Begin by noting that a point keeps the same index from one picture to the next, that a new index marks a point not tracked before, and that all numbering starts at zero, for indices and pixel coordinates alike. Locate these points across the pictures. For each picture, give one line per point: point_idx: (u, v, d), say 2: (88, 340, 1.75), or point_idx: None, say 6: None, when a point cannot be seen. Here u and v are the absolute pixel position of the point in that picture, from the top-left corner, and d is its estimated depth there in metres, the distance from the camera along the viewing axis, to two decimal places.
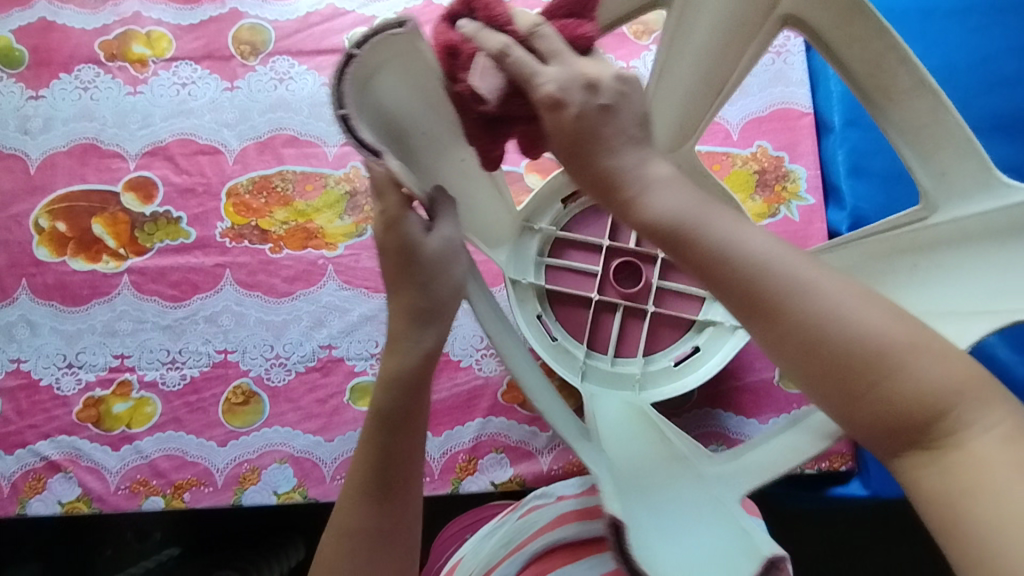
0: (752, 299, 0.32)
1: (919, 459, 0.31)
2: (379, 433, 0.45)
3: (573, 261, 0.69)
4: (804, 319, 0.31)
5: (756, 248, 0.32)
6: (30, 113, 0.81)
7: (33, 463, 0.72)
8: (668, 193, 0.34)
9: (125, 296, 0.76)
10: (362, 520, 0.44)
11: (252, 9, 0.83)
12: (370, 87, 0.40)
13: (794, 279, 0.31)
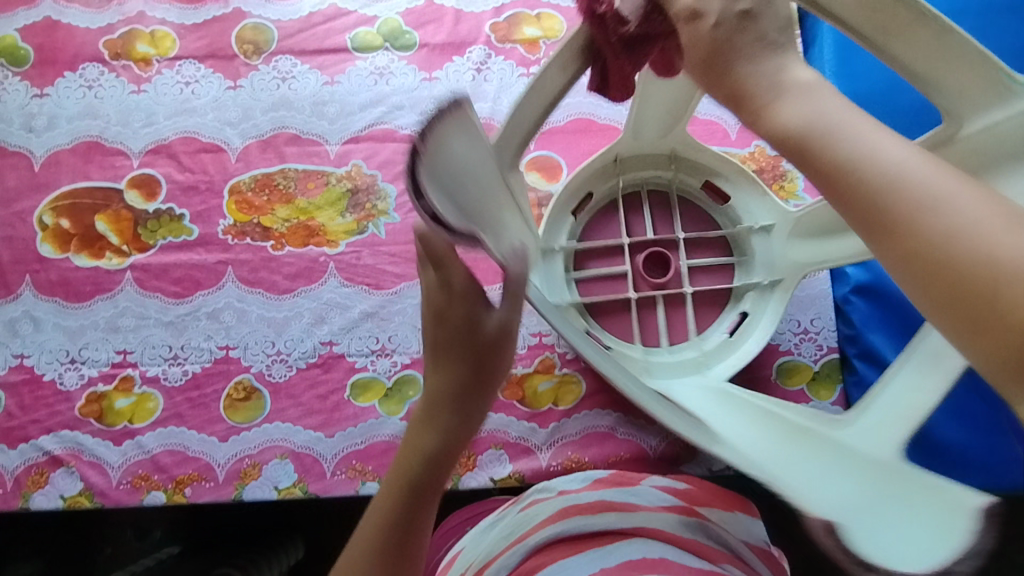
0: (871, 206, 0.26)
1: None
2: (399, 505, 0.37)
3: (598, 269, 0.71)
4: (926, 230, 0.24)
5: (891, 156, 0.26)
6: (35, 111, 0.81)
7: (35, 458, 0.73)
8: (805, 101, 0.29)
9: (128, 292, 0.77)
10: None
11: (255, 8, 0.83)
12: (440, 159, 0.35)
13: (933, 187, 0.25)
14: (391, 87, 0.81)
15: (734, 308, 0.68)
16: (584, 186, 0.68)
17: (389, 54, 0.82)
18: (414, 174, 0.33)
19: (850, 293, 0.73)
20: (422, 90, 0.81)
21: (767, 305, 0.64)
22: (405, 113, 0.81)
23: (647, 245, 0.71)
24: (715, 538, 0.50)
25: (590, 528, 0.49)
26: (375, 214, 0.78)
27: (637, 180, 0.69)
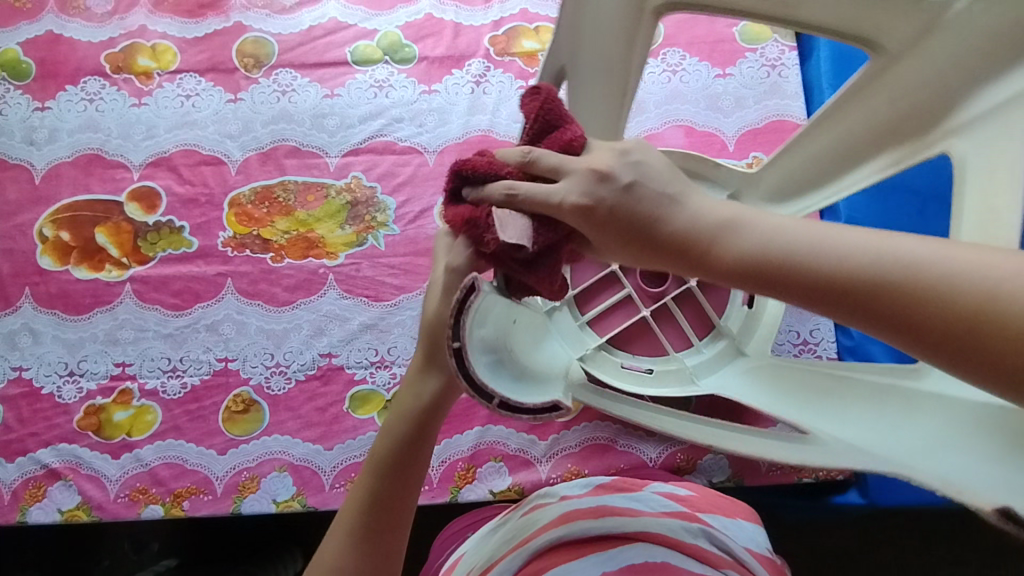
0: (837, 296, 0.28)
1: None
2: (379, 474, 0.47)
3: (603, 302, 0.71)
4: (904, 300, 0.26)
5: (842, 249, 0.28)
6: (36, 124, 0.82)
7: (33, 471, 0.72)
8: (740, 232, 0.31)
9: (127, 305, 0.77)
10: (354, 561, 0.46)
11: (256, 22, 0.84)
12: (480, 328, 0.40)
13: (893, 261, 0.27)
14: (390, 100, 0.82)
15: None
16: None
17: (389, 67, 0.83)
18: (458, 337, 0.38)
19: None
20: (421, 103, 0.82)
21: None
22: (404, 125, 0.81)
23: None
24: (717, 543, 0.50)
25: (591, 531, 0.49)
26: (374, 225, 0.78)
27: None
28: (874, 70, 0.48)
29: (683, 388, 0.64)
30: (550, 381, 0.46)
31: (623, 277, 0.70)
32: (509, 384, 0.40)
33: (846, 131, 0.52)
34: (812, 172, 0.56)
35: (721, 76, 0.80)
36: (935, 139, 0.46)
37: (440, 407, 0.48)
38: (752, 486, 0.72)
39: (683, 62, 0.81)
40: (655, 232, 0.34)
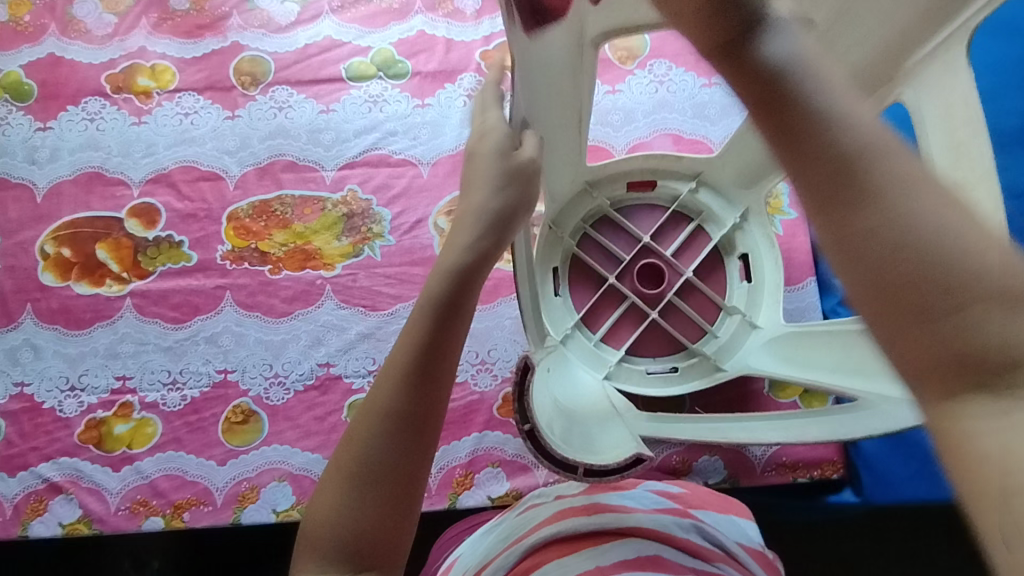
0: (846, 173, 0.26)
1: (973, 410, 0.23)
2: (425, 318, 0.40)
3: (609, 318, 0.71)
4: (897, 219, 0.25)
5: (855, 130, 0.27)
6: (38, 144, 0.84)
7: (34, 485, 0.73)
8: (798, 65, 0.30)
9: (127, 319, 0.78)
10: (399, 402, 0.37)
11: (253, 42, 0.86)
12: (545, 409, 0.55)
13: (921, 193, 0.25)
14: (384, 114, 0.84)
15: (730, 259, 0.71)
16: (546, 265, 0.70)
17: (383, 82, 0.85)
18: (528, 423, 0.54)
19: (838, 305, 0.74)
20: (415, 116, 0.84)
21: (757, 238, 0.70)
22: (398, 138, 0.83)
23: (627, 269, 0.72)
24: (709, 538, 0.51)
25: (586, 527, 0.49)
26: (371, 237, 0.80)
27: (579, 223, 0.71)
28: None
29: (716, 377, 0.67)
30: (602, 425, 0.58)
31: (622, 289, 0.71)
32: (579, 447, 0.55)
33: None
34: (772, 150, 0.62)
35: (707, 85, 0.82)
36: (885, 93, 0.51)
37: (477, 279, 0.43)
38: (749, 488, 0.73)
39: (669, 73, 0.83)
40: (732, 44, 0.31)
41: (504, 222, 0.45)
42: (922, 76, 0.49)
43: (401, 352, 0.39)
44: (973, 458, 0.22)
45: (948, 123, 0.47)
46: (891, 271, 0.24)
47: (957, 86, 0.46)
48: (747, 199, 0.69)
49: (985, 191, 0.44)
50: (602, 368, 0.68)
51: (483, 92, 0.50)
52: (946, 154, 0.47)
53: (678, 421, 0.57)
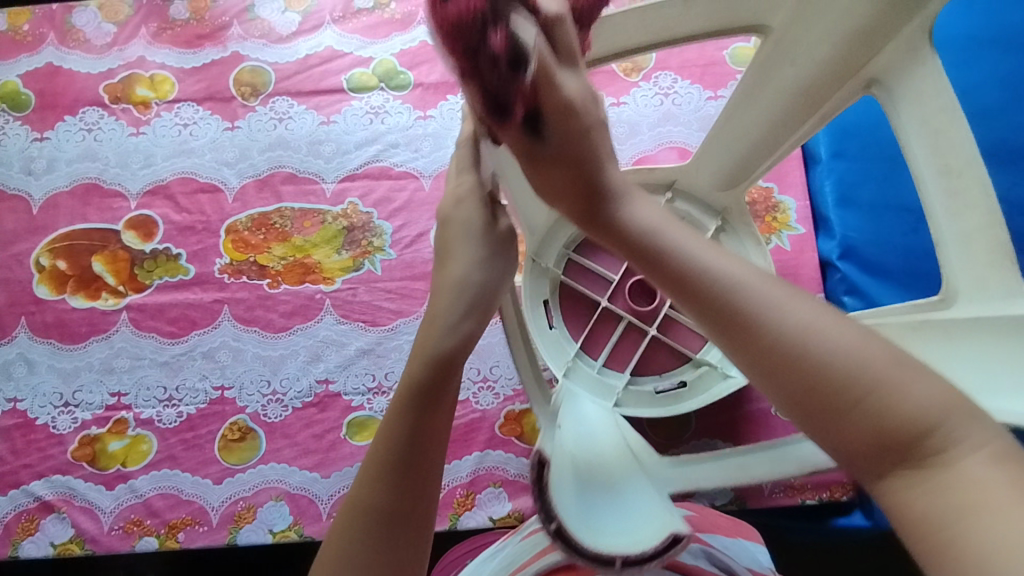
0: (727, 317, 0.31)
1: (904, 483, 0.28)
2: (405, 411, 0.39)
3: (611, 340, 0.70)
4: (781, 346, 0.29)
5: (715, 262, 0.32)
6: (34, 154, 0.82)
7: (26, 504, 0.72)
8: (640, 205, 0.36)
9: (123, 333, 0.77)
10: (382, 499, 0.38)
11: (253, 52, 0.85)
12: (563, 497, 0.48)
13: (797, 320, 0.29)
14: (385, 125, 0.83)
15: None
16: (536, 297, 0.70)
17: (384, 94, 0.83)
18: (554, 519, 0.47)
19: None
20: (416, 128, 0.82)
21: (744, 238, 0.67)
22: (400, 151, 0.82)
23: (618, 288, 0.72)
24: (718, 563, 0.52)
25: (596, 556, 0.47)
26: (371, 250, 0.78)
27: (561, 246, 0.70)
28: (770, 48, 0.49)
29: (725, 384, 0.66)
30: (630, 492, 0.48)
31: (616, 309, 0.70)
32: (612, 534, 0.47)
33: (767, 106, 0.53)
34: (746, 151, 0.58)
35: (712, 98, 0.81)
36: (853, 86, 0.46)
37: (456, 358, 0.41)
38: (757, 511, 0.72)
39: (674, 85, 0.82)
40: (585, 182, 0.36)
41: (484, 298, 0.44)
42: (889, 69, 0.43)
43: (383, 442, 0.39)
44: (902, 516, 0.28)
45: (923, 113, 0.41)
46: (794, 386, 0.29)
47: (927, 75, 0.40)
48: (726, 200, 0.66)
49: (973, 180, 0.39)
50: (611, 396, 0.67)
51: (456, 155, 0.49)
52: (925, 145, 0.41)
53: (695, 460, 0.51)
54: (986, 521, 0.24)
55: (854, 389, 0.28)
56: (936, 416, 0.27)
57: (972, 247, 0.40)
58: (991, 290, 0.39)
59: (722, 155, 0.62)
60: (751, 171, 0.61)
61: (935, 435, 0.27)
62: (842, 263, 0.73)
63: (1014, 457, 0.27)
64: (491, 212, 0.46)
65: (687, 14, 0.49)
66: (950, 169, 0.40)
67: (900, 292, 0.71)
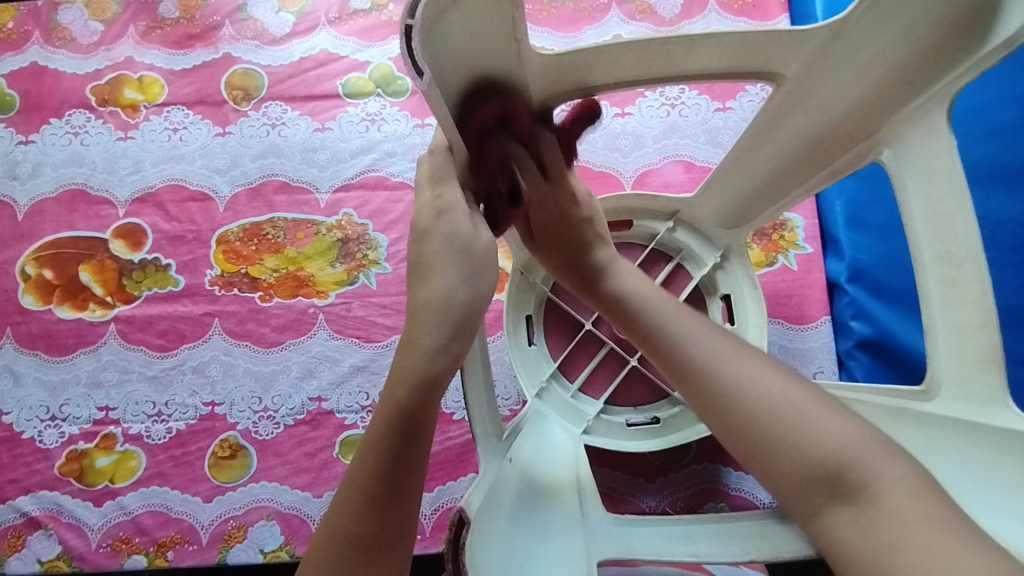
0: (683, 367, 0.42)
1: (841, 513, 0.34)
2: (390, 434, 0.37)
3: (588, 365, 0.70)
4: (727, 395, 0.39)
5: (678, 321, 0.45)
6: (19, 158, 0.80)
7: (12, 519, 0.70)
8: (624, 273, 0.51)
9: (111, 346, 0.75)
10: (362, 527, 0.36)
11: (245, 54, 0.82)
12: (483, 556, 0.38)
13: (733, 371, 0.40)
14: (382, 134, 0.80)
15: (712, 300, 0.69)
16: (518, 313, 0.70)
17: (381, 100, 0.81)
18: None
19: (854, 348, 0.70)
20: (414, 137, 0.80)
21: (739, 278, 0.67)
22: (396, 160, 0.79)
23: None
24: None
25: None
26: (366, 264, 0.76)
27: None
28: (783, 97, 0.48)
29: (697, 429, 0.65)
30: (560, 547, 0.43)
31: (599, 334, 0.70)
32: None
33: (777, 153, 0.54)
34: (752, 193, 0.59)
35: (721, 109, 0.78)
36: (862, 149, 0.47)
37: (437, 384, 0.39)
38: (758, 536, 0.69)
39: (681, 96, 0.79)
40: (582, 260, 0.52)
41: (471, 321, 0.41)
42: (903, 137, 0.43)
43: (363, 468, 0.37)
44: (837, 549, 0.34)
45: (930, 191, 0.40)
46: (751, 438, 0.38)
47: (940, 151, 0.39)
48: (727, 238, 0.67)
49: (972, 274, 0.39)
50: (581, 423, 0.67)
51: (431, 160, 0.44)
52: (929, 219, 0.41)
53: (647, 526, 0.45)
54: (909, 551, 0.30)
55: (791, 437, 0.36)
56: (859, 452, 0.34)
57: (962, 344, 0.40)
58: (974, 390, 0.40)
59: (725, 195, 0.63)
60: (754, 213, 0.62)
61: (861, 468, 0.34)
62: (850, 285, 0.71)
63: (929, 489, 0.33)
64: (475, 224, 0.43)
65: (693, 58, 0.46)
66: (953, 256, 0.40)
67: (909, 317, 0.69)
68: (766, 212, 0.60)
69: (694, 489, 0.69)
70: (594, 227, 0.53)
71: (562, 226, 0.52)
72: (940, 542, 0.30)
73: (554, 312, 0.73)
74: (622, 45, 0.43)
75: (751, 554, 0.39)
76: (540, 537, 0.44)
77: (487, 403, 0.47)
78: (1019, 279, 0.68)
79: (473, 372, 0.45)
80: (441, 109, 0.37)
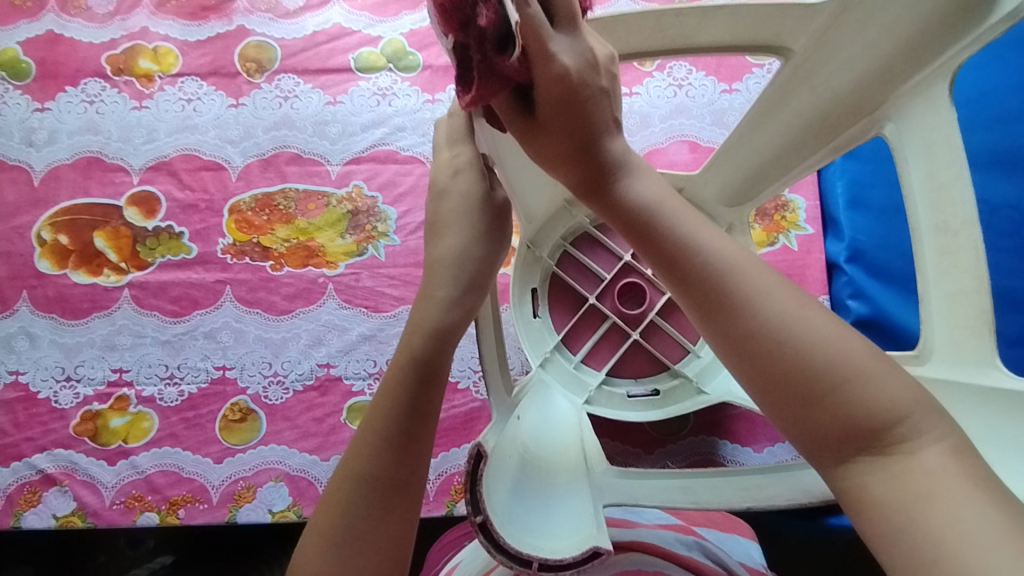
0: (715, 298, 0.35)
1: (870, 467, 0.32)
2: (406, 384, 0.39)
3: (590, 338, 0.72)
4: (757, 329, 0.34)
5: (713, 249, 0.36)
6: (35, 125, 0.81)
7: (28, 476, 0.72)
8: (643, 184, 0.40)
9: (125, 310, 0.77)
10: (379, 468, 0.38)
11: (259, 27, 0.83)
12: (497, 493, 0.41)
13: (784, 309, 0.34)
14: (393, 108, 0.81)
15: None
16: (524, 286, 0.72)
17: (393, 75, 0.82)
18: (481, 512, 0.38)
19: (850, 326, 0.72)
20: (424, 112, 0.81)
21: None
22: (406, 134, 0.81)
23: (609, 287, 0.73)
24: (712, 557, 0.53)
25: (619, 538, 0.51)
26: (375, 236, 0.78)
27: (557, 241, 0.72)
28: (790, 71, 0.50)
29: (695, 401, 0.67)
30: (563, 497, 0.45)
31: (602, 308, 0.72)
32: (531, 531, 0.40)
33: (784, 128, 0.55)
34: (757, 169, 0.61)
35: (727, 91, 0.79)
36: (866, 124, 0.48)
37: (450, 337, 0.40)
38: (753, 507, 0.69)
39: (688, 76, 0.80)
40: (592, 162, 0.41)
41: (483, 276, 0.42)
42: (906, 111, 0.44)
43: (381, 413, 0.39)
44: (858, 498, 0.32)
45: (930, 164, 0.42)
46: (783, 377, 0.33)
47: (939, 124, 0.41)
48: (731, 215, 0.68)
49: (967, 242, 0.40)
50: (582, 393, 0.69)
51: (449, 122, 0.46)
52: (927, 191, 0.43)
53: (650, 479, 0.46)
54: (949, 512, 0.29)
55: (827, 381, 0.32)
56: (902, 408, 0.32)
57: (956, 311, 0.42)
58: (966, 355, 0.42)
59: (730, 171, 0.64)
60: (759, 190, 0.63)
61: (902, 425, 0.31)
62: (850, 265, 0.73)
63: (965, 450, 0.31)
64: (489, 185, 0.45)
65: (705, 29, 0.48)
66: (949, 226, 0.41)
67: (906, 297, 0.71)
68: (772, 189, 0.61)
69: (691, 459, 0.71)
70: (610, 109, 0.42)
71: (560, 118, 0.40)
72: (981, 510, 0.28)
73: (558, 285, 0.74)
74: (637, 15, 0.47)
75: (747, 503, 0.41)
76: (546, 488, 0.46)
77: (499, 365, 0.49)
78: (1016, 262, 0.69)
79: (487, 332, 0.47)
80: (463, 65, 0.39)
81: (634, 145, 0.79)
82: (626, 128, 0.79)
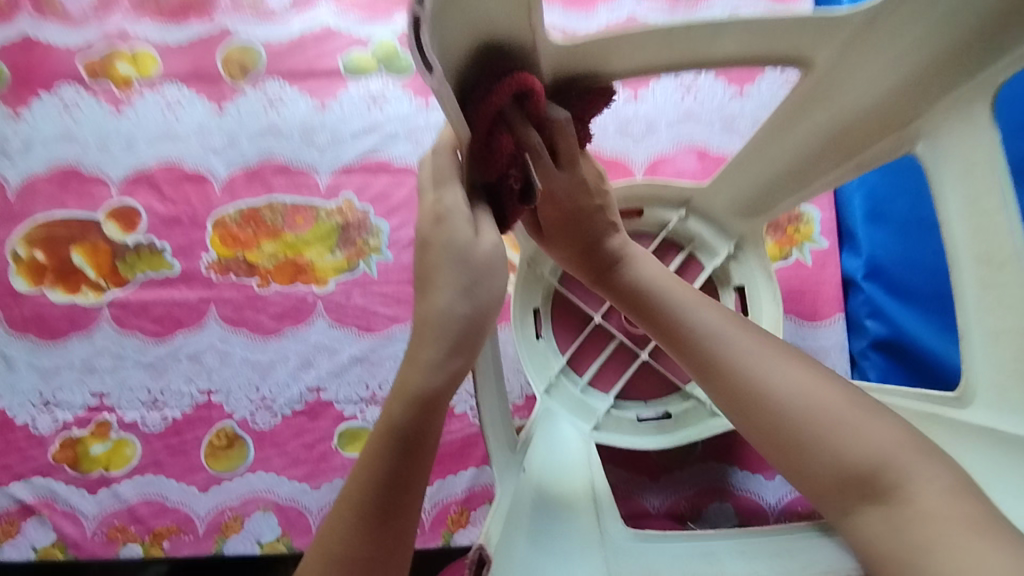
0: (703, 361, 0.44)
1: (871, 515, 0.36)
2: (384, 459, 0.36)
3: (596, 358, 0.68)
4: (742, 386, 0.41)
5: (693, 316, 0.46)
6: (8, 134, 0.77)
7: (6, 506, 0.69)
8: (643, 266, 0.51)
9: (105, 331, 0.73)
10: (358, 549, 0.36)
11: (243, 27, 0.78)
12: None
13: (757, 365, 0.41)
14: (384, 115, 0.77)
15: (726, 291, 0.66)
16: (527, 306, 0.67)
17: (384, 79, 0.77)
18: None
19: (867, 348, 0.68)
20: (417, 118, 0.77)
21: (754, 269, 0.65)
22: (399, 142, 0.76)
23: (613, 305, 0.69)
24: None
25: None
26: (366, 251, 0.74)
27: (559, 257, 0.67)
28: (808, 87, 0.45)
29: (708, 427, 0.63)
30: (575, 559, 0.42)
31: (608, 327, 0.68)
32: None
33: (799, 142, 0.50)
34: (768, 182, 0.56)
35: (738, 95, 0.75)
36: (896, 139, 0.44)
37: (437, 406, 0.37)
38: None
39: (697, 79, 0.75)
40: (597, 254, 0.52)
41: (477, 324, 0.38)
42: (944, 127, 0.40)
43: (359, 489, 0.37)
44: (864, 545, 0.36)
45: (972, 185, 0.38)
46: (771, 434, 0.40)
47: (982, 145, 0.38)
48: (743, 227, 0.64)
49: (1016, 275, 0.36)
50: (591, 419, 0.65)
51: (433, 162, 0.40)
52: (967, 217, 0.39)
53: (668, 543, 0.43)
54: (934, 553, 0.32)
55: (807, 437, 0.38)
56: (884, 456, 0.36)
57: (1003, 350, 0.38)
58: (1015, 401, 0.37)
59: (741, 186, 0.59)
60: (772, 204, 0.59)
61: (889, 471, 0.36)
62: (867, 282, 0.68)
63: (960, 489, 0.34)
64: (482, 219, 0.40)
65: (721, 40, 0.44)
66: (996, 257, 0.37)
67: (929, 318, 0.66)
68: (785, 202, 0.57)
69: (699, 488, 0.68)
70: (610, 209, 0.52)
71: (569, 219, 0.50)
72: (964, 543, 0.31)
73: (561, 304, 0.70)
74: (647, 28, 0.42)
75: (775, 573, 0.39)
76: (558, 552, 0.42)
77: (497, 412, 0.45)
78: None
79: (483, 377, 0.43)
80: (451, 106, 0.34)
81: (639, 154, 0.74)
82: (633, 136, 0.75)
